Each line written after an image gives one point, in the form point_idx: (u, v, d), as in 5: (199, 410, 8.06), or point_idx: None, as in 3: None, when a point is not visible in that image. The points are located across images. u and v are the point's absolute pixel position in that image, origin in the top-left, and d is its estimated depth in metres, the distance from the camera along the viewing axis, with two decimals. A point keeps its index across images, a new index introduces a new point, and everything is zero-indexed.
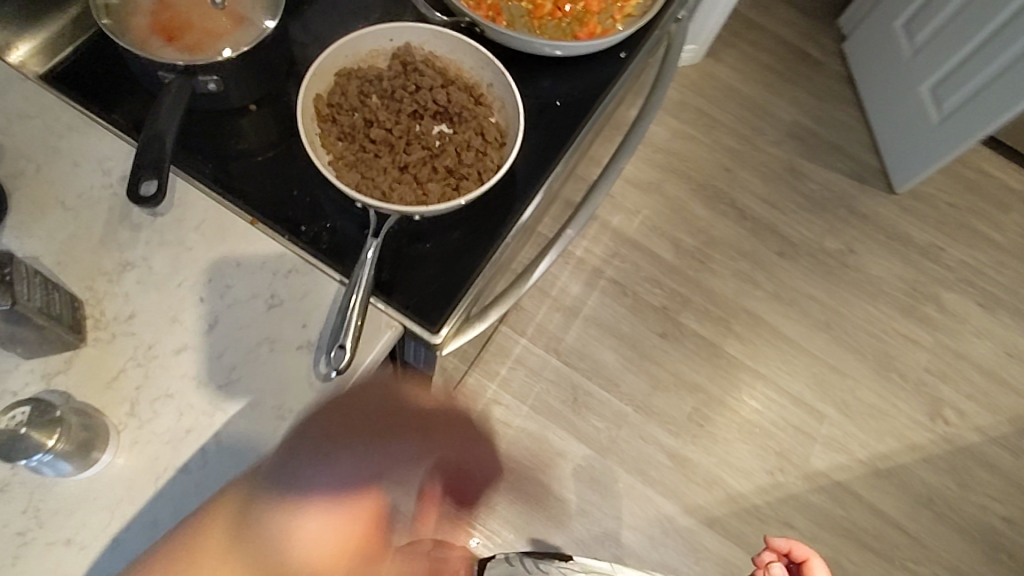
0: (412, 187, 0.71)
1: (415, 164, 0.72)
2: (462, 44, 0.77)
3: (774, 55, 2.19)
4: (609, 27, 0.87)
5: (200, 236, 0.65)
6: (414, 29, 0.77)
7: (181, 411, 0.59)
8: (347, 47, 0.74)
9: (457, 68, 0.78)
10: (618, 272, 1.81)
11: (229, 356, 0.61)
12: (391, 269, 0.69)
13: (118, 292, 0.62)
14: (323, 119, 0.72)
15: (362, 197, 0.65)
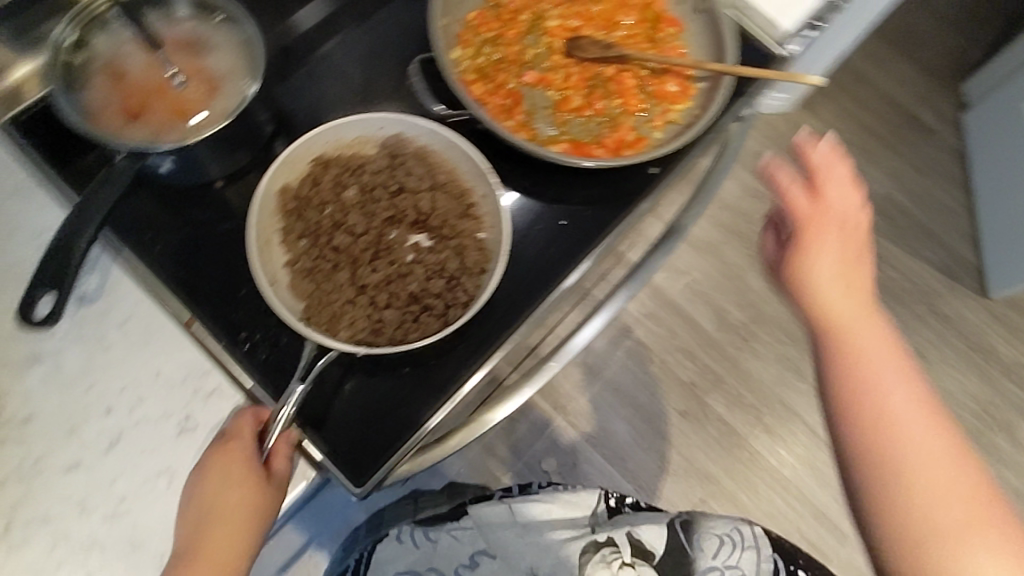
0: (366, 312, 0.62)
1: (376, 284, 0.63)
2: (460, 146, 0.66)
3: (886, 116, 1.76)
4: (644, 134, 0.75)
5: (124, 336, 0.60)
6: (409, 120, 0.66)
7: (55, 541, 0.54)
8: (327, 134, 0.65)
9: (451, 170, 0.67)
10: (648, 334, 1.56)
11: (122, 484, 0.56)
12: (326, 401, 0.62)
13: (21, 389, 0.57)
14: (288, 214, 0.65)
15: (300, 331, 0.57)
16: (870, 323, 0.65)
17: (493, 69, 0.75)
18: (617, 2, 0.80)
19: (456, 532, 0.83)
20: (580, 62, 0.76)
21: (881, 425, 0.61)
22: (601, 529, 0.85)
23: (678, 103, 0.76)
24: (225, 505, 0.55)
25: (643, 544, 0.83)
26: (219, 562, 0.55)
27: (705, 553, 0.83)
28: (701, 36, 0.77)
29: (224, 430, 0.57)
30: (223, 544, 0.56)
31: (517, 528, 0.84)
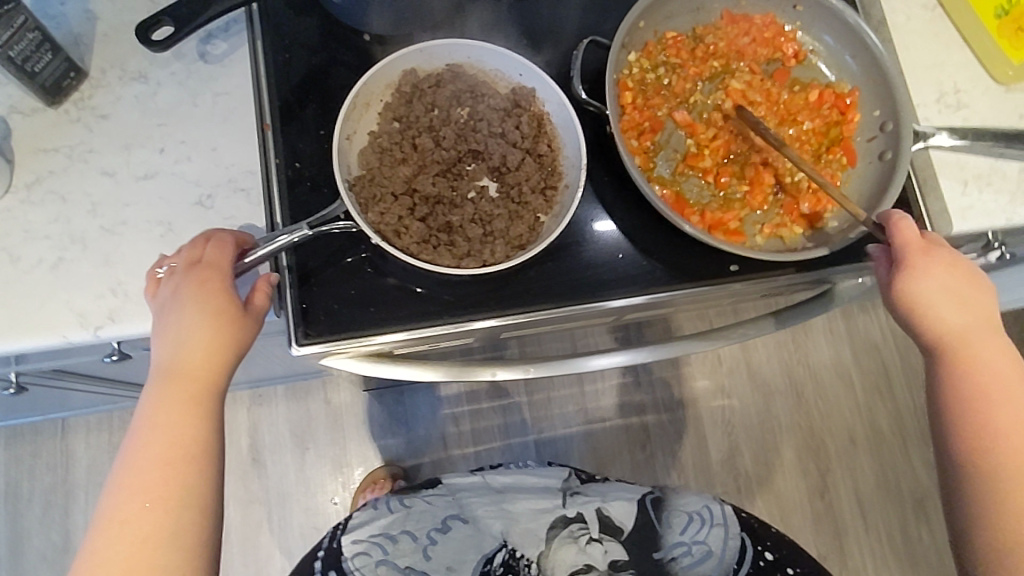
0: (401, 213, 0.64)
1: (427, 197, 0.65)
2: (574, 131, 0.66)
3: None
4: (746, 233, 0.72)
5: (212, 104, 0.65)
6: (548, 83, 0.67)
7: (56, 218, 0.60)
8: (473, 52, 0.67)
9: (555, 149, 0.68)
10: (658, 425, 1.43)
11: (131, 211, 0.61)
12: (324, 261, 0.65)
13: (114, 91, 0.63)
14: (398, 94, 0.67)
15: (337, 187, 0.60)
16: (959, 273, 0.61)
17: (654, 89, 0.74)
18: (809, 103, 0.76)
19: (431, 498, 0.87)
20: (735, 133, 0.73)
21: (956, 356, 0.62)
22: (572, 500, 0.89)
23: (798, 225, 0.72)
24: (200, 329, 0.57)
25: (612, 520, 0.87)
26: (200, 380, 0.58)
27: (673, 529, 0.86)
28: (864, 183, 0.73)
29: (201, 255, 0.57)
30: (205, 363, 0.58)
31: (494, 496, 0.89)
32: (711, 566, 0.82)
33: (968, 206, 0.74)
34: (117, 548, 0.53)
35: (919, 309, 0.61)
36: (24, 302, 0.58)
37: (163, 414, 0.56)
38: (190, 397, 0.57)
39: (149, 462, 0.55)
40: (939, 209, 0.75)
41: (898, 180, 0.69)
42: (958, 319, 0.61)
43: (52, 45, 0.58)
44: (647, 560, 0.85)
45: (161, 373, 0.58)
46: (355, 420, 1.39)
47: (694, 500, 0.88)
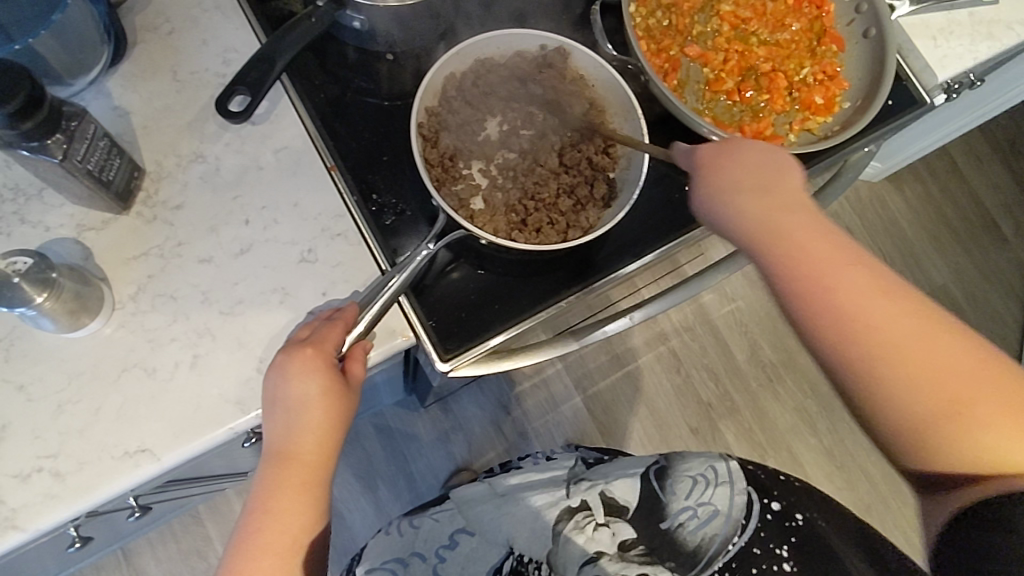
0: (494, 209, 0.68)
1: (509, 187, 0.69)
2: (618, 86, 0.69)
3: (994, 201, 1.68)
4: (781, 134, 0.78)
5: (276, 161, 0.64)
6: (579, 49, 0.70)
7: (174, 318, 0.58)
8: (502, 41, 0.69)
9: (603, 108, 0.71)
10: (682, 345, 1.48)
11: (243, 288, 0.60)
12: (437, 277, 0.66)
13: (178, 179, 0.62)
14: (444, 101, 0.69)
15: (437, 202, 0.62)
16: (780, 209, 0.58)
17: (660, 33, 0.78)
18: (790, 7, 0.82)
19: (439, 514, 0.72)
20: (741, 51, 0.79)
21: (811, 279, 0.55)
22: (577, 489, 0.72)
23: (820, 115, 0.79)
24: (312, 409, 0.54)
25: (616, 501, 0.69)
26: (311, 463, 0.55)
27: (677, 495, 0.68)
28: (859, 62, 0.80)
29: (311, 332, 0.56)
30: (317, 446, 0.55)
31: (495, 501, 0.73)
32: (721, 526, 0.65)
33: (943, 56, 0.83)
34: None
35: (774, 230, 0.57)
36: (177, 408, 0.56)
37: (276, 495, 0.53)
38: (302, 481, 0.54)
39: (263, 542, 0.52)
40: (922, 65, 0.84)
41: (891, 61, 0.76)
42: (806, 215, 0.57)
43: (118, 148, 0.55)
44: (657, 532, 0.66)
45: (271, 458, 0.55)
46: (410, 442, 1.34)
47: (699, 462, 0.71)
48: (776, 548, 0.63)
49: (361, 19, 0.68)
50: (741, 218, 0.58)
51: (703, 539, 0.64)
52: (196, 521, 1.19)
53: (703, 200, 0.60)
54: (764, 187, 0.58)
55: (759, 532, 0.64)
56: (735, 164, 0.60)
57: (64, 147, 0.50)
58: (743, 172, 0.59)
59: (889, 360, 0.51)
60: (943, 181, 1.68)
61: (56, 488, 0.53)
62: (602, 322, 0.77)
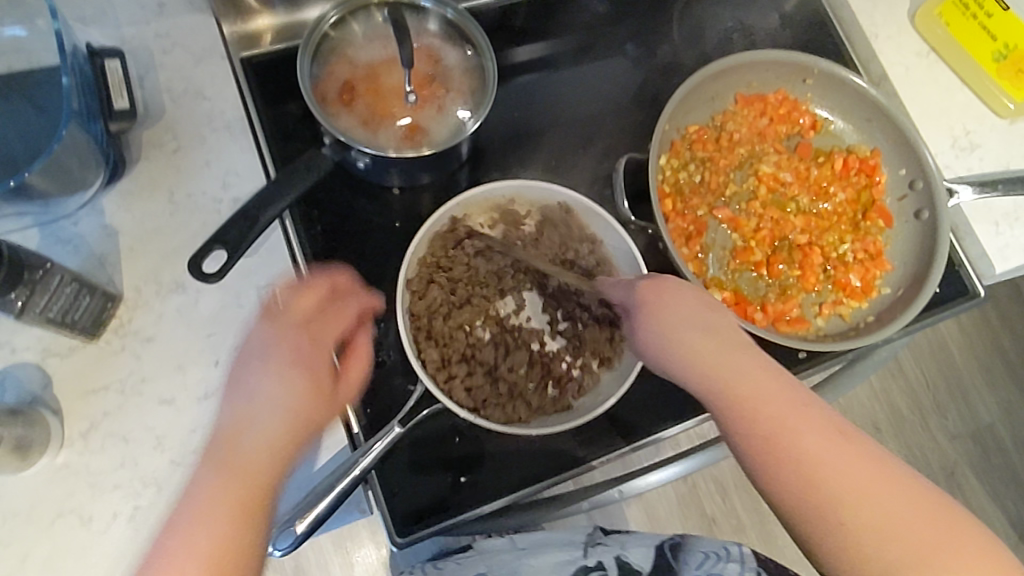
0: (476, 375, 0.63)
1: (497, 352, 0.64)
2: (622, 243, 0.65)
3: None
4: (807, 317, 0.71)
5: (256, 300, 0.61)
6: (591, 206, 0.65)
7: (123, 463, 0.56)
8: (510, 189, 0.65)
9: (610, 267, 0.67)
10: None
11: (199, 436, 0.57)
12: (405, 448, 0.62)
13: (155, 309, 0.59)
14: (443, 250, 0.65)
15: (418, 376, 0.58)
16: (775, 381, 0.50)
17: (690, 189, 0.74)
18: (837, 173, 0.76)
19: (463, 561, 0.67)
20: (777, 218, 0.73)
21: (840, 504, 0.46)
22: (592, 550, 0.66)
23: (854, 299, 0.72)
24: (286, 409, 0.46)
25: (630, 565, 0.64)
26: (258, 482, 0.44)
27: (688, 564, 0.64)
28: (906, 245, 0.74)
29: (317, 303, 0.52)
30: (268, 468, 0.45)
31: (516, 552, 0.67)
32: None
33: (1003, 246, 0.75)
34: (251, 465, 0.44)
35: (780, 443, 0.48)
36: (108, 565, 0.53)
37: (225, 497, 0.43)
38: (256, 514, 0.44)
39: (236, 456, 0.45)
40: (978, 253, 0.76)
41: (944, 246, 0.69)
42: (787, 394, 0.50)
43: (88, 287, 0.53)
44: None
45: (218, 438, 0.46)
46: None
47: (712, 540, 0.67)
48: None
49: (367, 161, 0.63)
50: (744, 434, 0.49)
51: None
52: None
53: (681, 367, 0.52)
54: (711, 331, 0.53)
55: None
56: (683, 311, 0.54)
57: (22, 302, 0.48)
58: (689, 348, 0.52)
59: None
60: (1005, 312, 1.54)
61: None
62: (620, 480, 0.73)
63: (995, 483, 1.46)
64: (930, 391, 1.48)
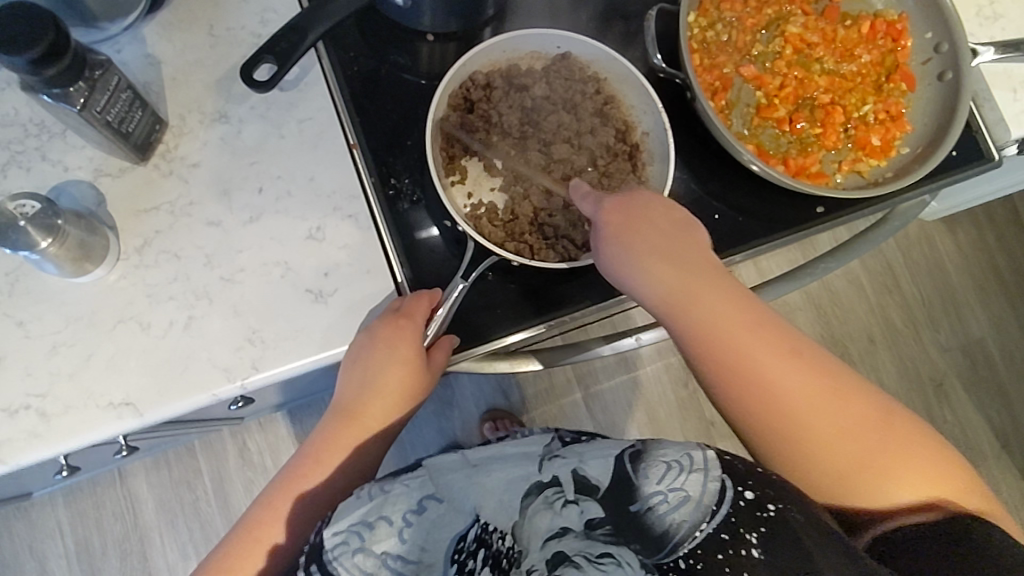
0: (519, 226, 0.68)
1: (535, 201, 0.68)
2: (632, 79, 0.68)
3: None
4: (827, 173, 0.74)
5: (298, 132, 0.63)
6: (592, 45, 0.68)
7: (175, 277, 0.58)
8: (519, 40, 0.67)
9: (621, 108, 0.70)
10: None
11: (246, 257, 0.60)
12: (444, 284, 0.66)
13: (199, 136, 0.61)
14: (467, 111, 0.69)
15: (455, 220, 0.61)
16: (698, 273, 0.57)
17: (717, 47, 0.75)
18: (863, 36, 0.77)
19: (409, 480, 0.53)
20: (801, 78, 0.75)
21: (744, 367, 0.55)
22: (549, 463, 0.54)
23: (873, 157, 0.75)
24: (387, 374, 0.59)
25: (587, 478, 0.52)
26: (370, 429, 0.61)
27: (649, 478, 0.51)
28: (927, 105, 0.75)
29: (400, 303, 0.59)
30: (379, 414, 0.61)
31: (466, 470, 0.54)
32: (690, 513, 0.50)
33: (1020, 111, 0.76)
34: (349, 425, 0.61)
35: (688, 304, 0.56)
36: (165, 369, 0.57)
37: (334, 447, 0.60)
38: (358, 439, 0.61)
39: (351, 432, 0.61)
40: (995, 118, 0.77)
41: (964, 106, 0.70)
42: (718, 302, 0.56)
43: (141, 101, 0.55)
44: (629, 513, 0.50)
45: (338, 411, 0.61)
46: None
47: (670, 440, 0.53)
48: (746, 534, 0.49)
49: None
50: (654, 275, 0.57)
51: (670, 527, 0.49)
52: (191, 454, 1.21)
53: (635, 279, 0.58)
54: (662, 253, 0.58)
55: (730, 527, 0.49)
56: (653, 234, 0.58)
57: (84, 98, 0.50)
58: (661, 251, 0.58)
59: (805, 437, 0.54)
60: (1002, 231, 1.49)
61: (41, 426, 0.54)
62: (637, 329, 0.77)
63: (987, 396, 1.43)
64: (924, 305, 1.45)
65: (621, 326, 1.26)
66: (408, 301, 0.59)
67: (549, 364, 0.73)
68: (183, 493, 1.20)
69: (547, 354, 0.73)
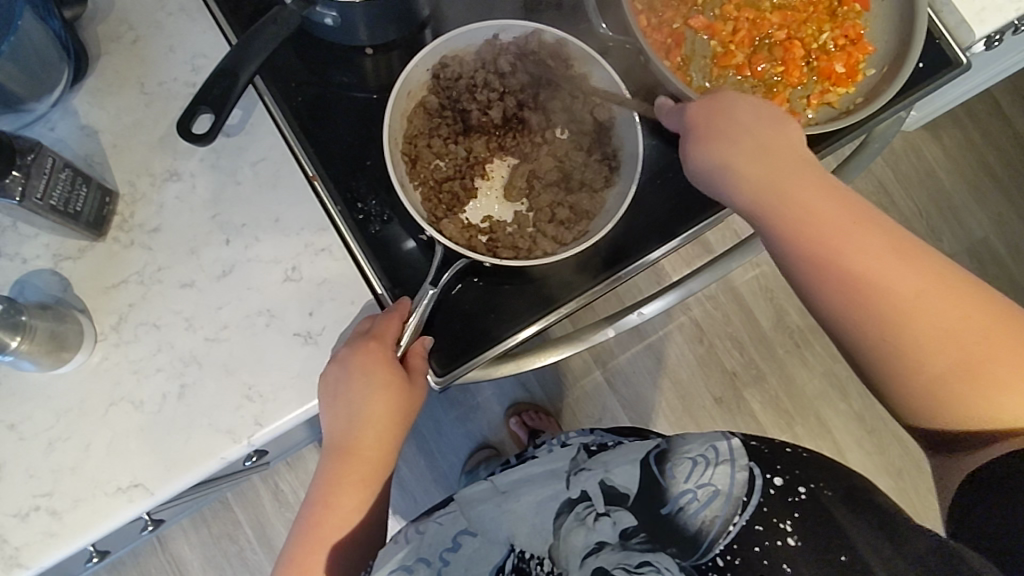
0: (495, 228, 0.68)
1: None
2: (584, 54, 0.65)
3: None
4: (798, 110, 0.72)
5: (254, 175, 0.61)
6: (549, 32, 0.65)
7: (159, 348, 0.57)
8: (462, 38, 0.65)
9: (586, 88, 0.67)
10: (704, 314, 1.33)
11: (227, 312, 0.58)
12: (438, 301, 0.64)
13: (155, 199, 0.59)
14: (421, 121, 0.68)
15: (425, 230, 0.59)
16: (801, 168, 0.55)
17: (662, 3, 0.72)
18: None
19: (443, 517, 0.59)
20: (753, 18, 0.73)
21: (834, 258, 0.52)
22: (575, 479, 0.60)
23: (840, 86, 0.73)
24: (370, 400, 0.58)
25: (616, 489, 0.57)
26: (370, 459, 0.59)
27: (676, 478, 0.56)
28: (886, 22, 0.71)
29: (370, 325, 0.58)
30: (375, 441, 0.59)
31: (496, 498, 0.60)
32: (721, 506, 0.54)
33: (980, 9, 0.74)
34: (346, 465, 0.58)
35: (793, 218, 0.54)
36: (168, 442, 0.55)
37: (336, 491, 0.58)
38: (359, 473, 0.59)
39: (351, 472, 0.58)
40: (957, 21, 0.75)
41: (923, 18, 0.67)
42: (816, 185, 0.55)
43: (83, 177, 0.54)
44: (655, 519, 0.55)
45: (333, 451, 0.59)
46: (428, 423, 1.26)
47: (698, 437, 0.57)
48: (779, 523, 0.53)
49: (333, 15, 0.61)
50: (731, 185, 0.56)
51: (703, 524, 0.54)
52: (225, 506, 1.20)
53: (726, 184, 0.56)
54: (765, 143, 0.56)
55: (761, 510, 0.54)
56: (750, 121, 0.57)
57: (21, 187, 0.49)
58: (728, 130, 0.57)
59: (907, 341, 0.51)
60: (986, 128, 1.46)
61: (56, 525, 0.53)
62: (637, 304, 0.76)
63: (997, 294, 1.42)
64: (920, 217, 1.43)
65: (625, 297, 1.24)
66: (375, 322, 0.58)
67: (554, 358, 0.71)
68: (225, 547, 1.19)
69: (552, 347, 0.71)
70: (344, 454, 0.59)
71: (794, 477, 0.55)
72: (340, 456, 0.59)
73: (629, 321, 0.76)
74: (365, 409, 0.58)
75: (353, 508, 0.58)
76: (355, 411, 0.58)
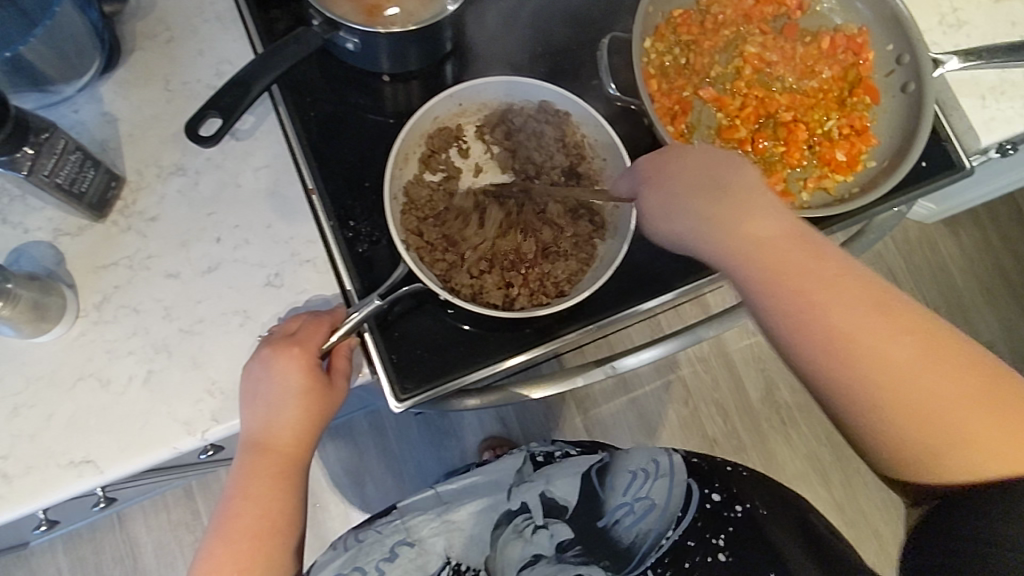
0: (446, 245, 0.67)
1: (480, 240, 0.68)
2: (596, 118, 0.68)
3: None
4: (793, 191, 0.73)
5: (255, 180, 0.63)
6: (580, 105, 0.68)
7: (135, 331, 0.59)
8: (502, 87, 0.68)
9: (594, 159, 0.70)
10: (694, 375, 1.33)
11: (205, 307, 0.60)
12: (411, 323, 0.65)
13: (156, 190, 0.62)
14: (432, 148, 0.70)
15: (401, 249, 0.61)
16: (790, 235, 0.53)
17: (674, 71, 0.75)
18: (824, 51, 0.76)
19: (383, 526, 0.65)
20: (762, 97, 0.75)
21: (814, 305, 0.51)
22: (517, 491, 0.68)
23: (839, 173, 0.73)
24: (289, 399, 0.56)
25: (556, 501, 0.68)
26: (287, 453, 0.58)
27: (615, 491, 0.68)
28: (892, 119, 0.73)
29: (295, 328, 0.57)
30: (294, 438, 0.58)
31: (437, 508, 0.67)
32: (654, 521, 0.67)
33: (990, 118, 0.75)
34: (261, 457, 0.57)
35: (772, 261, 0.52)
36: (125, 424, 0.57)
37: (250, 483, 0.57)
38: (276, 467, 0.57)
39: (266, 466, 0.57)
40: (965, 127, 0.75)
41: (928, 114, 0.69)
42: (844, 287, 0.51)
43: (92, 160, 0.57)
44: (592, 531, 0.67)
45: (248, 446, 0.57)
46: (403, 440, 1.26)
47: (640, 454, 0.70)
48: (712, 539, 0.64)
49: (356, 41, 0.63)
50: (757, 288, 0.53)
51: (636, 536, 0.66)
52: (190, 494, 1.20)
53: (683, 218, 0.55)
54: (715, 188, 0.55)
55: (693, 522, 0.65)
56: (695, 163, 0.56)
57: (30, 162, 0.52)
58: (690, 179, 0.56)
59: (921, 421, 0.49)
60: (1005, 231, 1.46)
61: (3, 489, 0.55)
62: (614, 357, 0.76)
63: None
64: (926, 310, 1.42)
65: (617, 345, 1.24)
66: (300, 327, 0.57)
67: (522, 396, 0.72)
68: (182, 535, 1.20)
69: (522, 385, 0.73)
70: (259, 450, 0.57)
71: (736, 493, 0.67)
72: (256, 451, 0.57)
73: (603, 374, 0.76)
74: (282, 405, 0.56)
75: (268, 501, 0.56)
76: (274, 407, 0.56)
